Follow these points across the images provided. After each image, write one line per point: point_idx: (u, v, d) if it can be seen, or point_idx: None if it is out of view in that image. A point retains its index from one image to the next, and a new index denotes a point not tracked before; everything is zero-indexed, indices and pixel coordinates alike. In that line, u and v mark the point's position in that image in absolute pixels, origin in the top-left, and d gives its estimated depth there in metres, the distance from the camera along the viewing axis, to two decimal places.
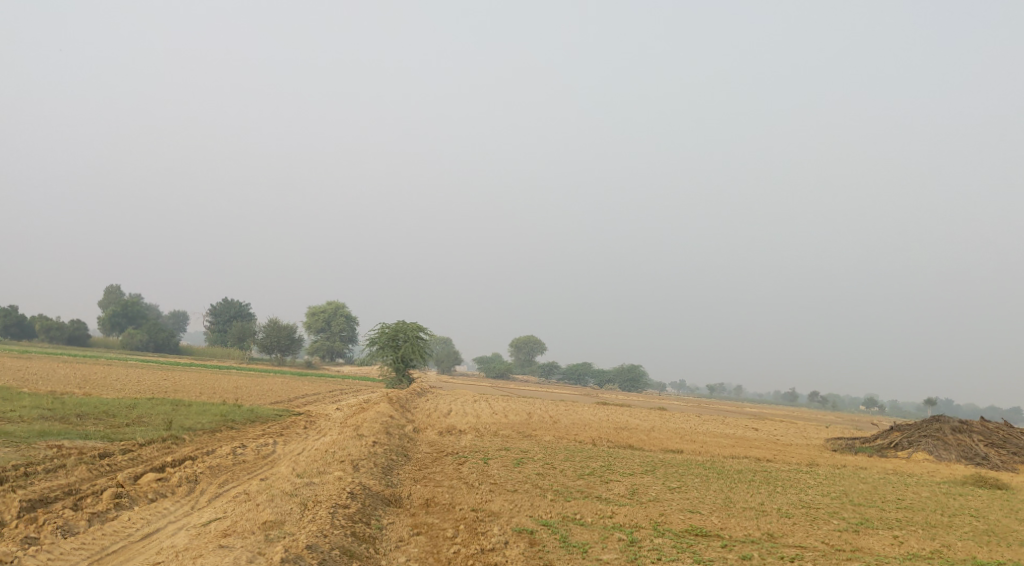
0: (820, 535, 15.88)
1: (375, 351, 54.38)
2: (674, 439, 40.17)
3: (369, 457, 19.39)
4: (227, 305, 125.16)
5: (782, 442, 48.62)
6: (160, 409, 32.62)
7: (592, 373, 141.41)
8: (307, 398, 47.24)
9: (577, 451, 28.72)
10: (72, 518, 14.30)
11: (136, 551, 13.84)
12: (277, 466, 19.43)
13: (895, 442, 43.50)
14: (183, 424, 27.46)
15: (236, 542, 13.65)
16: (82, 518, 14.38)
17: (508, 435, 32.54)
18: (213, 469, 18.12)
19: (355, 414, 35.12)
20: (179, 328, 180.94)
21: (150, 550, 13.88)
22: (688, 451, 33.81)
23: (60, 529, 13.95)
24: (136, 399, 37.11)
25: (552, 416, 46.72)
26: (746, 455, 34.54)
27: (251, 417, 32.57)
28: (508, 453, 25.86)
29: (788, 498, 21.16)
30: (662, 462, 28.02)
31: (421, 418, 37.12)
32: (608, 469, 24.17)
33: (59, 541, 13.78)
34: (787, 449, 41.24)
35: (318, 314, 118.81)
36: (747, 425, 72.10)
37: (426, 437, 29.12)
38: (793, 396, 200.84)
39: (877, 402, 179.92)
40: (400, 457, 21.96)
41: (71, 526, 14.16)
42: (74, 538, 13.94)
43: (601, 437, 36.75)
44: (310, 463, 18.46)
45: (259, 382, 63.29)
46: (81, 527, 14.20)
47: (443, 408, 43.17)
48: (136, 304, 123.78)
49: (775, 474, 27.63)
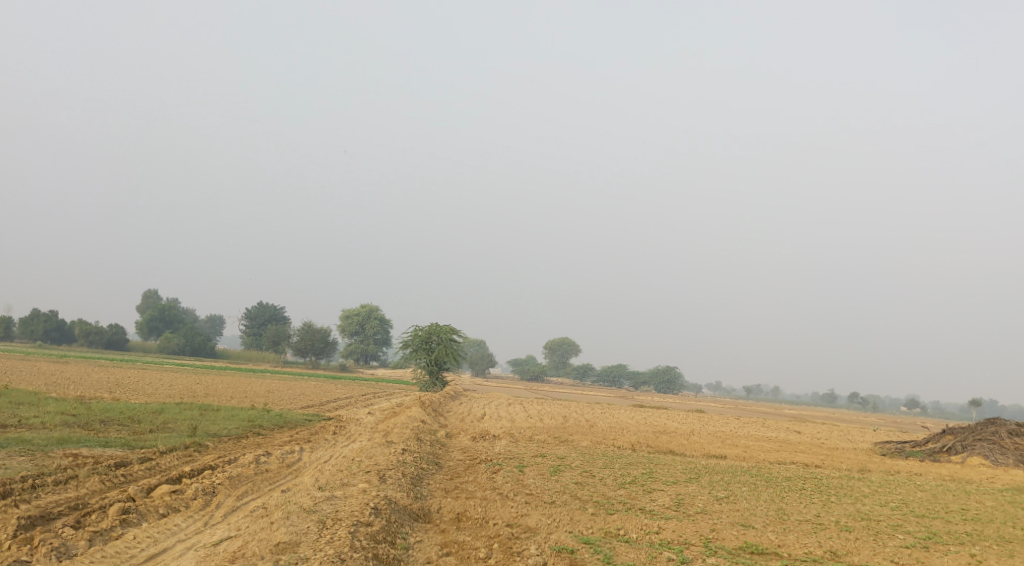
0: (887, 553, 14.56)
1: (408, 354, 53.52)
2: (716, 444, 38.68)
3: (398, 466, 18.34)
4: (262, 309, 125.47)
5: (829, 446, 46.84)
6: (188, 414, 31.96)
7: (627, 375, 139.58)
8: (339, 402, 46.44)
9: (617, 457, 27.40)
10: (72, 538, 13.47)
11: None
12: (300, 476, 18.49)
13: (949, 447, 41.62)
14: (209, 431, 26.69)
15: None
16: (82, 537, 13.54)
17: (544, 441, 31.34)
18: (232, 480, 17.20)
19: (386, 419, 34.21)
20: (217, 332, 182.46)
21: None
22: (732, 457, 32.38)
23: (55, 552, 13.10)
24: (166, 404, 36.49)
25: (589, 420, 45.42)
26: (793, 461, 33.02)
27: (280, 422, 31.73)
28: (544, 460, 24.65)
29: (845, 509, 19.72)
30: (707, 469, 26.63)
31: (454, 422, 36.13)
32: (650, 477, 22.85)
33: (53, 564, 12.94)
34: (834, 454, 39.55)
35: (351, 317, 118.51)
36: (789, 428, 70.08)
37: (458, 443, 28.02)
38: (832, 397, 197.03)
39: (919, 403, 175.67)
40: (432, 466, 20.86)
41: (69, 548, 13.31)
42: (71, 561, 13.09)
43: (641, 442, 35.43)
44: (335, 473, 17.46)
45: (292, 386, 62.70)
46: (80, 548, 13.36)
47: (477, 412, 42.05)
48: (173, 309, 124.48)
49: (827, 481, 26.12)
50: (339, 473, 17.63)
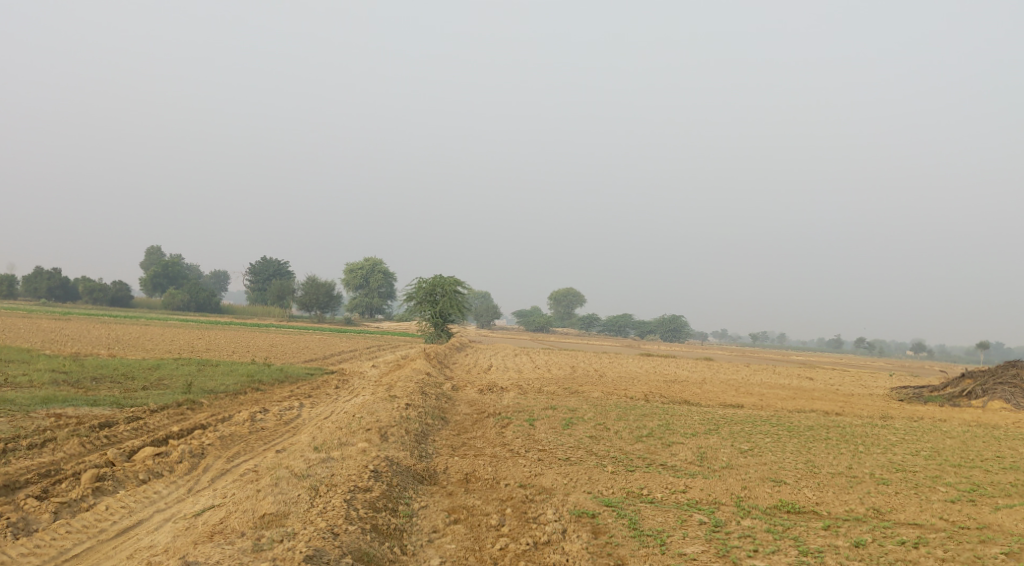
0: (935, 509, 13.57)
1: (412, 306, 52.34)
2: (729, 393, 37.55)
3: (402, 422, 17.23)
4: (266, 264, 124.35)
5: (844, 392, 45.69)
6: (185, 370, 30.89)
7: (633, 325, 138.71)
8: (343, 356, 45.36)
9: (631, 409, 26.20)
10: (35, 511, 12.47)
11: (107, 552, 11.97)
12: (298, 433, 17.40)
13: (968, 391, 40.44)
14: (204, 387, 25.57)
15: (226, 546, 11.65)
16: (47, 510, 12.55)
17: (553, 392, 30.18)
18: (222, 440, 16.13)
19: (390, 372, 33.19)
20: (221, 287, 182.09)
21: (124, 552, 11.98)
22: (749, 406, 31.20)
23: (14, 528, 12.08)
24: (164, 360, 35.41)
25: (598, 370, 44.32)
26: (812, 409, 31.88)
27: (281, 377, 30.59)
28: (555, 413, 23.45)
29: (878, 460, 18.52)
30: (725, 419, 25.43)
31: (460, 374, 35.07)
32: (667, 429, 21.65)
33: (11, 543, 11.94)
34: (851, 401, 38.41)
35: (355, 270, 117.27)
36: (799, 374, 68.96)
37: (465, 397, 26.91)
38: (839, 343, 196.17)
39: (924, 347, 175.28)
40: (440, 422, 19.71)
41: (31, 523, 12.32)
42: (32, 538, 12.10)
43: (653, 392, 34.30)
44: (334, 431, 16.35)
45: (296, 340, 61.68)
46: (42, 524, 12.36)
47: (483, 363, 40.91)
48: (177, 265, 123.41)
49: (851, 430, 24.89)
50: (340, 430, 16.54)
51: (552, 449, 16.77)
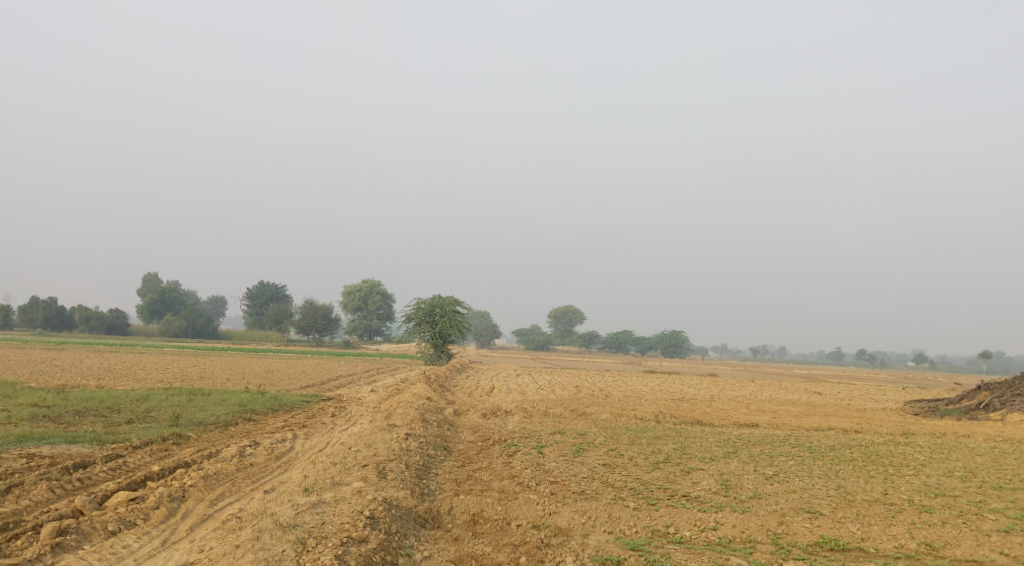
0: (993, 543, 12.69)
1: (411, 328, 51.09)
2: (740, 410, 36.27)
3: (402, 455, 16.01)
4: (263, 288, 123.13)
5: (856, 406, 44.40)
6: (175, 400, 29.64)
7: (633, 341, 137.32)
8: (341, 381, 44.10)
9: (642, 431, 24.95)
10: None
11: None
12: (289, 470, 16.19)
13: (986, 403, 39.13)
14: (193, 420, 24.29)
15: None
16: None
17: (560, 414, 28.94)
18: (205, 480, 14.90)
19: (390, 397, 31.93)
20: (218, 313, 180.69)
21: None
22: (763, 424, 29.93)
23: None
24: (153, 390, 34.15)
25: (603, 389, 43.03)
26: (829, 426, 30.57)
27: (275, 406, 29.33)
28: (564, 439, 22.21)
29: (913, 483, 17.30)
30: (741, 440, 24.19)
31: (462, 397, 33.83)
32: (683, 453, 20.42)
33: None
34: (865, 416, 37.14)
35: (353, 292, 116.03)
36: (806, 389, 67.58)
37: (468, 422, 25.66)
38: (841, 355, 194.67)
39: (926, 358, 173.96)
40: (443, 452, 18.47)
41: None
42: None
43: (663, 411, 33.06)
44: (328, 467, 15.14)
45: (293, 365, 60.39)
46: None
47: (485, 385, 39.63)
48: (173, 291, 122.13)
49: (875, 449, 23.63)
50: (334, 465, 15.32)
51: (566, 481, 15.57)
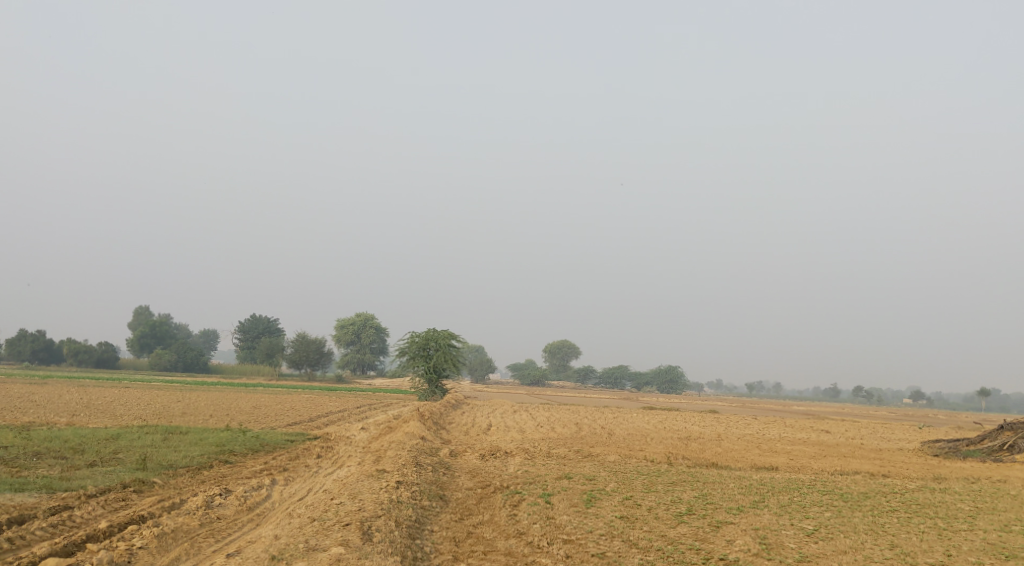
0: None
1: (404, 362, 48.93)
2: (753, 451, 34.09)
3: (390, 508, 13.99)
4: (255, 322, 120.76)
5: (872, 447, 42.19)
6: (147, 440, 27.40)
7: (629, 377, 135.11)
8: (330, 418, 41.77)
9: (656, 476, 22.79)
10: None
11: None
12: (261, 525, 14.15)
13: (1011, 445, 36.92)
14: (163, 463, 22.05)
15: None
16: None
17: (564, 456, 26.77)
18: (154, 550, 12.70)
19: (381, 437, 29.76)
20: (210, 346, 177.89)
21: None
22: (783, 468, 27.79)
23: None
24: (127, 428, 31.85)
25: (605, 426, 40.86)
26: (853, 470, 28.37)
27: (256, 446, 27.15)
28: (573, 485, 20.11)
29: (974, 541, 15.25)
30: (766, 487, 22.04)
31: (458, 436, 31.65)
32: (707, 504, 18.28)
33: None
34: (885, 458, 34.98)
35: (346, 326, 113.88)
36: (812, 427, 65.23)
37: (465, 465, 23.53)
38: (837, 392, 192.33)
39: (923, 395, 172.27)
40: (439, 503, 16.29)
41: None
42: None
43: (674, 452, 30.83)
44: (302, 525, 13.06)
45: (282, 401, 57.98)
46: None
47: (483, 422, 37.48)
48: (164, 324, 119.65)
49: (912, 498, 21.50)
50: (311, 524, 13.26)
51: (581, 547, 13.59)
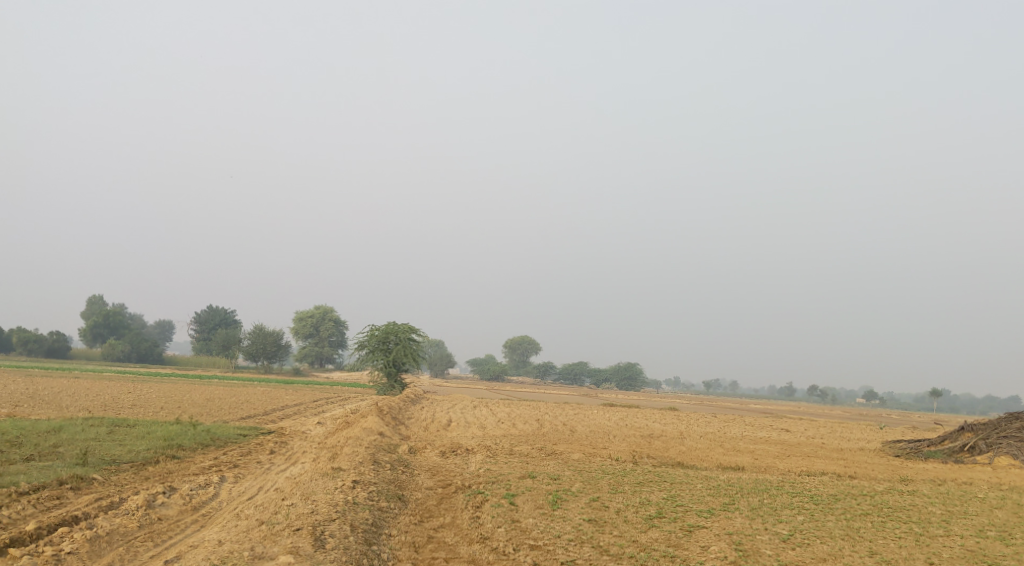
0: None
1: (363, 356, 47.82)
2: (717, 450, 33.65)
3: (345, 512, 13.18)
4: (212, 313, 118.39)
5: (833, 446, 42.13)
6: (91, 433, 26.04)
7: (588, 373, 135.11)
8: (285, 412, 40.51)
9: (622, 476, 22.11)
10: None
11: None
12: (205, 527, 13.18)
13: (971, 446, 37.01)
14: (105, 458, 20.80)
15: None
16: None
17: (527, 454, 25.98)
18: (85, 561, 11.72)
19: (338, 432, 28.73)
20: (165, 338, 174.40)
21: None
22: (749, 468, 27.36)
23: None
24: (71, 420, 30.37)
25: (567, 423, 40.23)
26: (820, 471, 28.02)
27: (207, 440, 25.93)
28: (538, 485, 19.33)
29: (953, 548, 14.84)
30: (734, 488, 21.50)
31: (417, 432, 30.73)
32: (677, 506, 17.63)
33: None
34: (848, 459, 34.78)
35: (304, 319, 112.00)
36: (771, 426, 65.34)
37: (425, 463, 22.64)
38: (791, 391, 194.68)
39: (874, 395, 175.16)
40: (398, 505, 15.42)
41: None
42: None
43: (638, 451, 30.27)
44: (250, 531, 12.21)
45: (236, 393, 56.45)
46: None
47: (443, 418, 36.58)
48: (117, 314, 116.68)
49: (882, 501, 21.10)
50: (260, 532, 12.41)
51: (550, 556, 12.87)
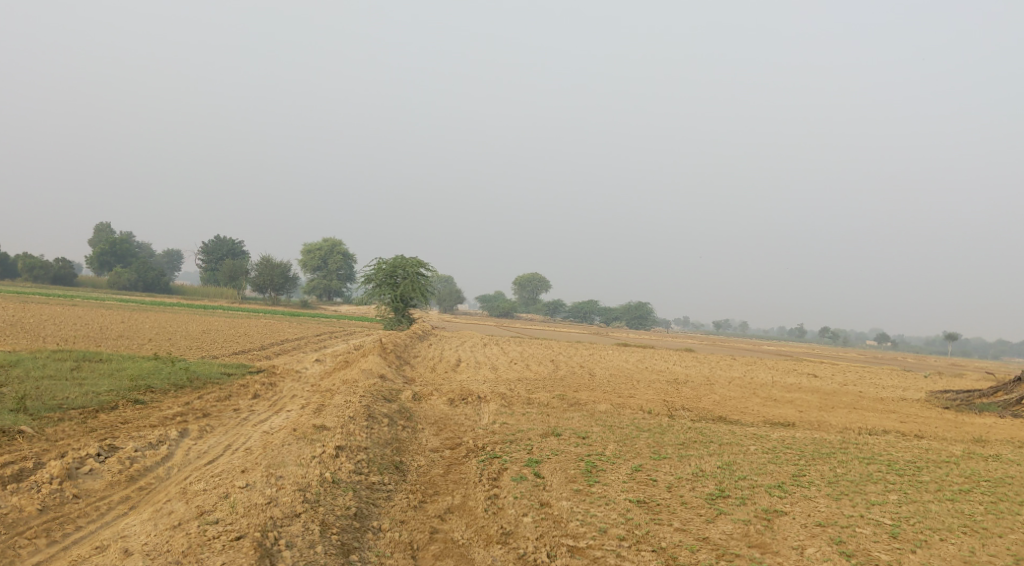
0: None
1: (370, 289, 44.48)
2: (755, 401, 30.20)
3: (314, 507, 11.12)
4: (219, 243, 115.04)
5: (873, 395, 38.67)
6: (55, 370, 22.89)
7: (599, 311, 132.03)
8: (282, 347, 37.25)
9: (662, 436, 18.67)
10: None
11: None
12: (121, 515, 11.21)
13: None
14: (52, 403, 17.49)
15: None
16: None
17: (547, 404, 22.54)
18: None
19: (335, 372, 25.57)
20: (172, 268, 172.00)
21: None
22: (801, 424, 23.94)
23: None
24: (42, 353, 27.19)
25: (585, 365, 36.90)
26: (881, 429, 24.52)
27: (183, 381, 22.71)
28: (566, 447, 15.95)
29: None
30: (796, 453, 18.11)
31: (423, 374, 27.52)
32: (739, 480, 14.27)
33: None
34: (898, 412, 31.36)
35: (312, 251, 108.72)
36: (796, 370, 61.77)
37: (431, 414, 19.40)
38: (801, 332, 191.86)
39: (887, 339, 172.25)
40: (394, 478, 12.51)
41: None
42: None
43: (670, 401, 26.91)
44: (169, 537, 10.51)
45: (234, 326, 53.24)
46: None
47: (451, 358, 33.24)
48: (123, 241, 113.31)
49: (973, 472, 17.62)
50: (192, 541, 10.38)
51: None
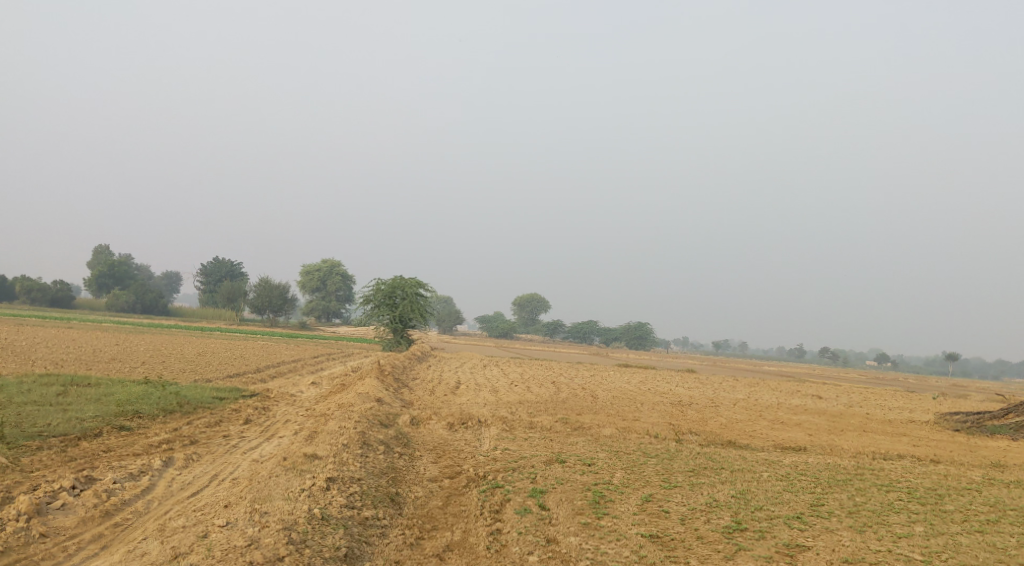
0: None
1: (368, 310, 43.73)
2: (763, 423, 29.39)
3: (301, 549, 10.40)
4: (217, 265, 114.35)
5: (881, 417, 37.87)
6: (41, 395, 22.08)
7: (598, 331, 131.18)
8: (278, 370, 36.43)
9: (671, 463, 17.87)
10: None
11: None
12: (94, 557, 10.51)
13: None
14: (32, 430, 16.68)
15: None
16: None
17: (550, 429, 21.73)
18: None
19: (331, 396, 24.75)
20: (171, 289, 171.28)
21: None
22: (812, 448, 23.15)
23: None
24: (30, 377, 26.37)
25: (587, 387, 36.09)
26: (895, 453, 23.72)
27: (173, 406, 21.91)
28: (571, 475, 15.13)
29: None
30: (812, 480, 17.29)
31: (422, 397, 26.72)
32: (756, 511, 13.46)
33: None
34: (908, 434, 30.58)
35: (310, 272, 108.05)
36: (800, 391, 60.99)
37: (429, 440, 18.60)
38: (802, 352, 191.02)
39: (888, 359, 171.51)
40: (390, 513, 11.81)
41: None
42: None
43: (676, 424, 26.11)
44: None
45: (230, 348, 52.41)
46: None
47: (451, 380, 32.47)
48: (121, 263, 112.57)
49: (997, 500, 16.82)
50: None
51: None
